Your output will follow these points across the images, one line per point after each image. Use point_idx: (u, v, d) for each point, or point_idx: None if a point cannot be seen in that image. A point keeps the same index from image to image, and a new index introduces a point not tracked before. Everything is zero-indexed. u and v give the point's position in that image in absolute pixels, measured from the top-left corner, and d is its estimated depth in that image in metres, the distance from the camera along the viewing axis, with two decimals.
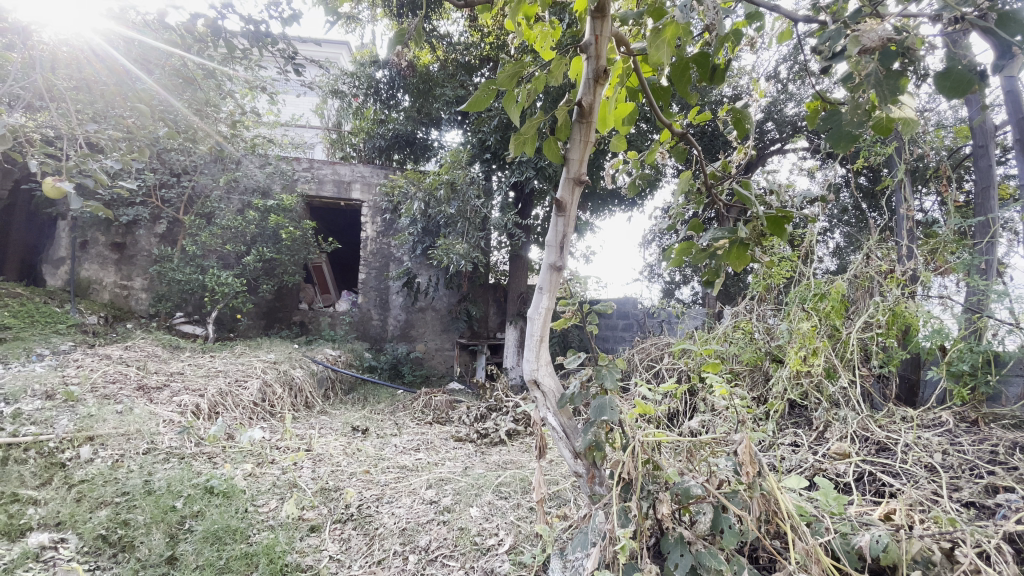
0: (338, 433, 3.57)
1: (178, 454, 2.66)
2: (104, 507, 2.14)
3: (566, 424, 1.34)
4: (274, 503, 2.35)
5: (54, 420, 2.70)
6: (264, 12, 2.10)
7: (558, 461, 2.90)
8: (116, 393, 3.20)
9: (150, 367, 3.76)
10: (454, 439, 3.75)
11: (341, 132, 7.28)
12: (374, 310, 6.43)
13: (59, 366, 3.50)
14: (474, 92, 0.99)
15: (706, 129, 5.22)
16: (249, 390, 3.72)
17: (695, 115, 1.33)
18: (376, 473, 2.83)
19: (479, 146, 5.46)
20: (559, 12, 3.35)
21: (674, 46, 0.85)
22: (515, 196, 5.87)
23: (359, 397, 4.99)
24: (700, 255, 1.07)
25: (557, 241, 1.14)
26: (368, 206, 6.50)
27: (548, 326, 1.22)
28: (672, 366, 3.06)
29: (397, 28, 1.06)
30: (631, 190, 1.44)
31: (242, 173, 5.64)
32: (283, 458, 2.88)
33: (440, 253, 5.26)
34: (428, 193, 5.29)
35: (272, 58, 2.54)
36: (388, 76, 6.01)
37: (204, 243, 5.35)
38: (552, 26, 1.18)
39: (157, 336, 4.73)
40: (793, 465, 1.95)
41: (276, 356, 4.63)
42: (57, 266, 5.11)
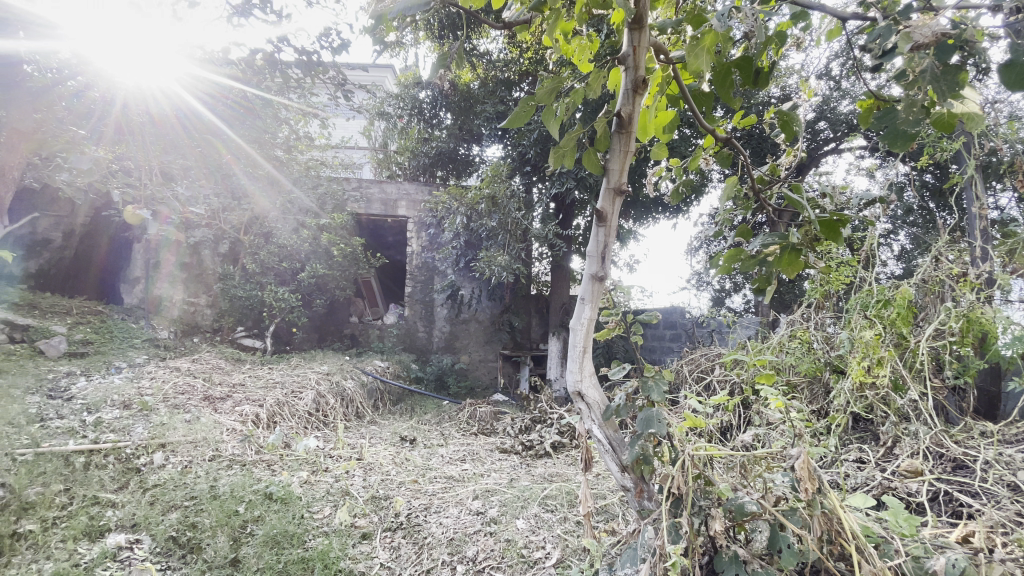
0: (386, 443, 3.66)
1: (240, 462, 2.80)
2: (174, 510, 2.28)
3: (613, 437, 1.30)
4: (328, 510, 2.43)
5: (130, 428, 2.92)
6: (316, 42, 2.23)
7: (606, 475, 2.86)
8: (185, 403, 3.41)
9: (214, 379, 3.99)
10: (499, 451, 3.76)
11: (387, 152, 7.58)
12: (420, 323, 6.58)
13: (134, 377, 3.79)
14: (514, 108, 1.00)
15: (753, 133, 5.09)
16: (304, 401, 3.87)
17: (740, 120, 1.30)
18: (424, 483, 2.87)
19: (520, 159, 5.54)
20: (599, 22, 3.37)
21: (713, 54, 0.85)
22: (555, 207, 5.87)
23: (407, 408, 5.09)
24: (750, 262, 1.03)
25: (598, 251, 1.13)
26: (413, 222, 6.68)
27: (591, 337, 1.20)
28: (724, 379, 2.95)
29: (441, 52, 1.12)
30: (675, 198, 1.41)
31: (297, 194, 5.96)
32: (336, 466, 2.98)
33: (482, 266, 5.33)
34: (469, 208, 5.41)
35: (324, 85, 2.66)
36: (431, 95, 6.22)
37: (262, 261, 5.66)
38: (590, 39, 1.19)
39: (221, 350, 5.03)
40: (858, 483, 1.82)
41: (329, 367, 4.81)
42: (134, 285, 5.56)
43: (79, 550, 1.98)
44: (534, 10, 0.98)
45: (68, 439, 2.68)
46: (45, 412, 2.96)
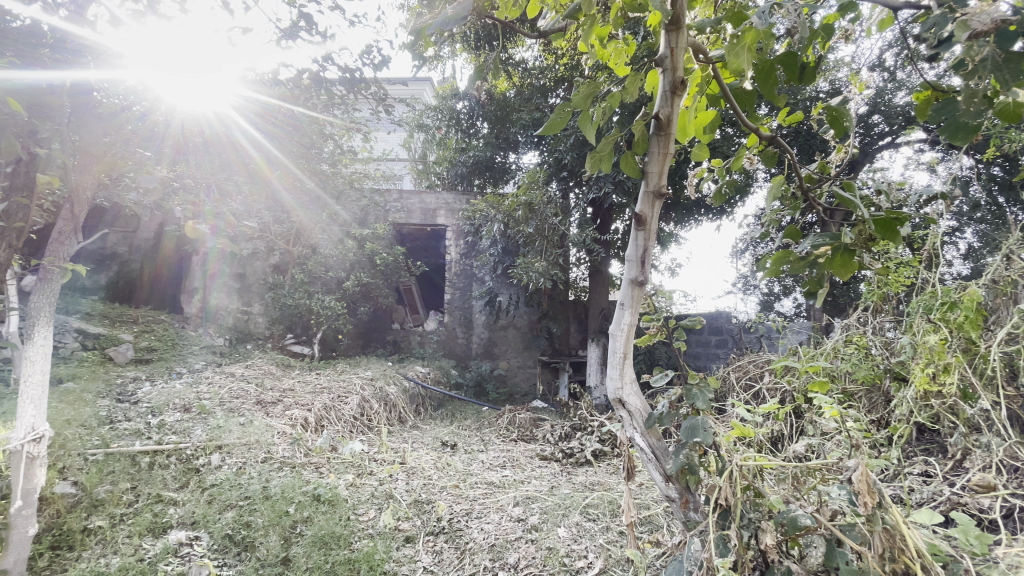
0: (428, 447, 3.72)
1: (290, 463, 2.91)
2: (230, 509, 2.39)
3: (655, 445, 1.27)
4: (373, 513, 2.48)
5: (190, 430, 3.09)
6: (358, 60, 2.31)
7: (649, 485, 2.80)
8: (239, 407, 3.58)
9: (266, 384, 4.17)
10: (539, 458, 3.75)
11: (426, 163, 7.75)
12: (459, 329, 6.67)
13: (193, 382, 4.01)
14: (550, 114, 1.00)
15: (800, 130, 4.89)
16: (349, 405, 3.98)
17: (786, 117, 1.25)
18: (465, 488, 2.90)
19: (556, 165, 5.53)
20: (635, 25, 3.35)
21: (755, 52, 0.83)
22: (593, 212, 5.82)
23: (447, 413, 5.15)
24: (798, 264, 0.99)
25: (638, 255, 1.11)
26: (451, 230, 6.79)
27: (631, 343, 1.17)
28: (773, 386, 2.83)
29: (477, 64, 1.15)
30: (717, 199, 1.37)
31: (341, 206, 6.17)
32: (380, 469, 3.05)
33: (520, 272, 5.35)
34: (506, 215, 5.45)
35: (365, 100, 2.73)
36: (468, 106, 6.33)
37: (310, 271, 5.89)
38: (626, 42, 1.19)
39: (272, 356, 5.25)
40: (923, 498, 1.70)
41: (372, 373, 4.94)
42: (191, 295, 5.83)
43: (144, 545, 2.13)
44: (569, 18, 0.98)
45: (135, 439, 2.88)
46: (115, 414, 3.18)
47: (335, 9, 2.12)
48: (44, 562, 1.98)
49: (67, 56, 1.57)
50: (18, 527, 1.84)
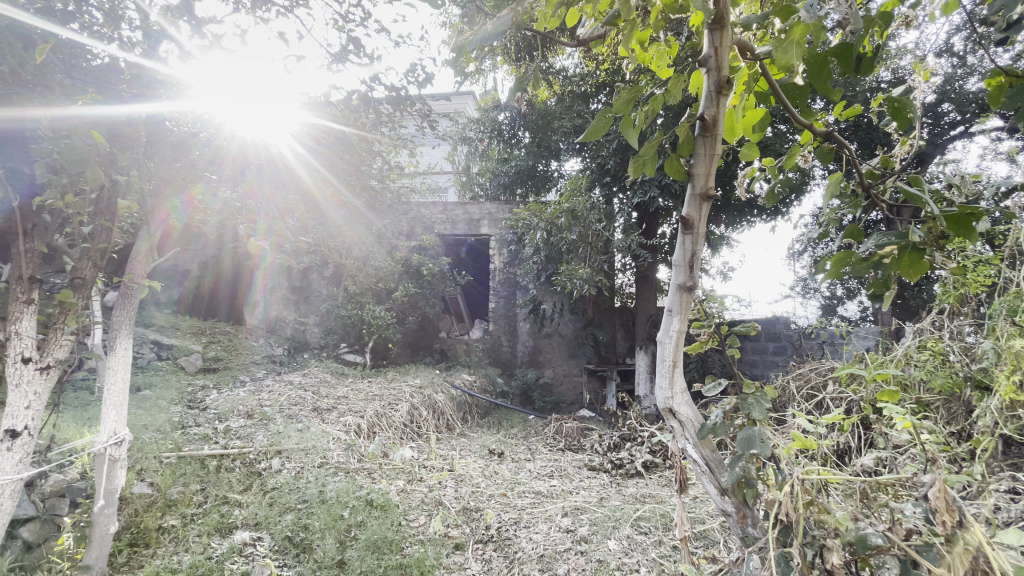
0: (476, 455, 3.75)
1: (344, 469, 3.00)
2: (290, 512, 2.50)
3: (710, 457, 1.20)
4: (423, 519, 2.52)
5: (253, 435, 3.26)
6: (404, 78, 2.39)
7: (704, 498, 2.70)
8: (297, 413, 3.74)
9: (322, 392, 4.34)
10: (588, 468, 3.70)
11: (470, 174, 7.87)
12: (504, 337, 6.72)
13: (256, 390, 4.24)
14: (590, 121, 1.00)
15: (860, 123, 4.62)
16: (399, 412, 4.07)
17: (843, 110, 1.19)
18: (513, 497, 2.90)
19: (599, 170, 5.48)
20: (677, 25, 3.29)
21: (804, 47, 0.80)
22: (638, 217, 5.71)
23: (494, 421, 5.18)
24: (860, 266, 0.94)
25: (686, 260, 1.07)
26: (495, 239, 6.84)
27: (681, 350, 1.13)
28: (838, 395, 2.66)
29: (518, 76, 1.17)
30: (770, 200, 1.32)
31: (389, 219, 6.37)
32: (429, 476, 3.10)
33: (564, 279, 5.33)
34: (549, 222, 5.49)
35: (411, 117, 2.80)
36: (509, 117, 6.41)
37: (361, 282, 6.10)
38: (668, 44, 1.18)
39: (327, 365, 5.47)
40: (1011, 518, 1.55)
41: (421, 381, 5.04)
42: (253, 307, 6.25)
43: (212, 544, 2.26)
44: (608, 24, 0.98)
45: (203, 444, 3.07)
46: (187, 420, 3.41)
47: (381, 31, 2.22)
48: (123, 558, 2.14)
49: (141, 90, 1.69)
50: (100, 524, 2.00)
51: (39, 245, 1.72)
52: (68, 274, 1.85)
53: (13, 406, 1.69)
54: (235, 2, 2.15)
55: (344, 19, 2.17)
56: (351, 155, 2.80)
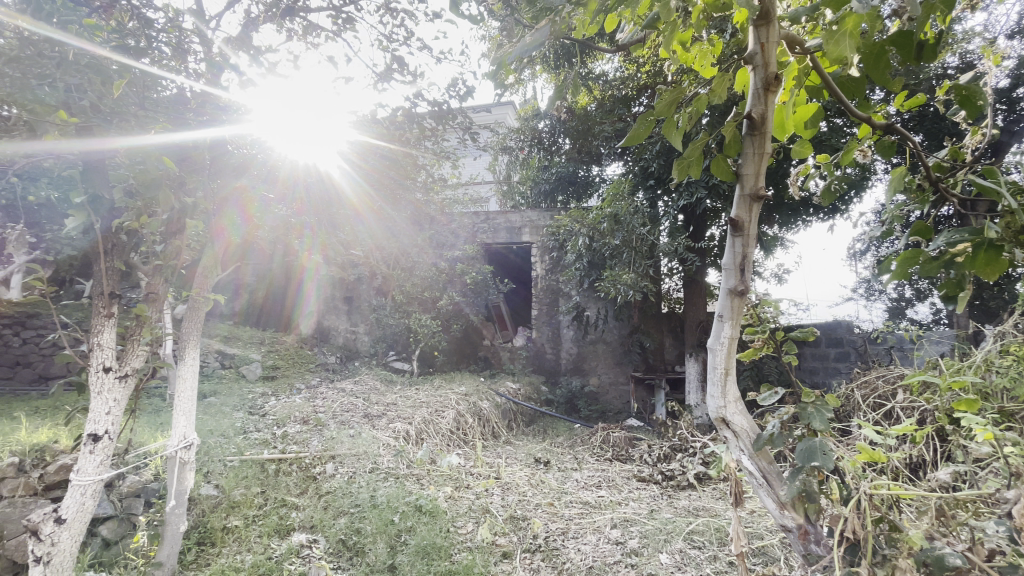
0: (522, 463, 3.74)
1: (394, 474, 3.07)
2: (343, 515, 2.58)
3: (767, 469, 1.13)
4: (471, 526, 2.53)
5: (309, 441, 3.40)
6: (445, 93, 2.45)
7: (761, 513, 2.58)
8: (349, 420, 3.86)
9: (372, 399, 4.47)
10: (637, 479, 3.61)
11: (511, 183, 7.91)
12: (548, 345, 6.68)
13: (311, 397, 4.42)
14: (632, 125, 0.99)
15: (924, 113, 4.32)
16: (446, 419, 4.13)
17: (905, 101, 1.12)
18: (560, 507, 2.87)
19: (642, 173, 5.38)
20: (720, 23, 3.19)
21: (859, 38, 0.76)
22: (684, 220, 5.56)
23: (540, 430, 5.15)
24: (929, 266, 0.88)
25: (736, 263, 1.02)
26: (537, 247, 6.82)
27: (734, 357, 1.08)
28: (908, 404, 2.47)
29: (557, 85, 1.17)
30: (826, 198, 1.26)
31: (433, 230, 6.50)
32: (476, 483, 3.12)
33: (608, 285, 5.25)
34: (591, 227, 5.54)
35: (453, 131, 2.86)
36: (549, 125, 6.51)
37: (408, 291, 6.26)
38: (712, 43, 1.15)
39: (376, 372, 5.64)
40: None
41: (466, 388, 5.09)
42: (308, 317, 6.69)
43: (272, 545, 2.36)
44: (648, 27, 0.97)
45: (263, 449, 3.23)
46: (248, 426, 3.60)
47: (423, 49, 2.29)
48: (192, 556, 2.28)
49: (207, 116, 1.81)
50: (172, 523, 2.13)
51: (118, 263, 1.87)
52: (143, 290, 2.01)
53: (96, 412, 1.84)
54: (287, 30, 2.28)
55: (389, 39, 2.26)
56: (398, 170, 2.85)
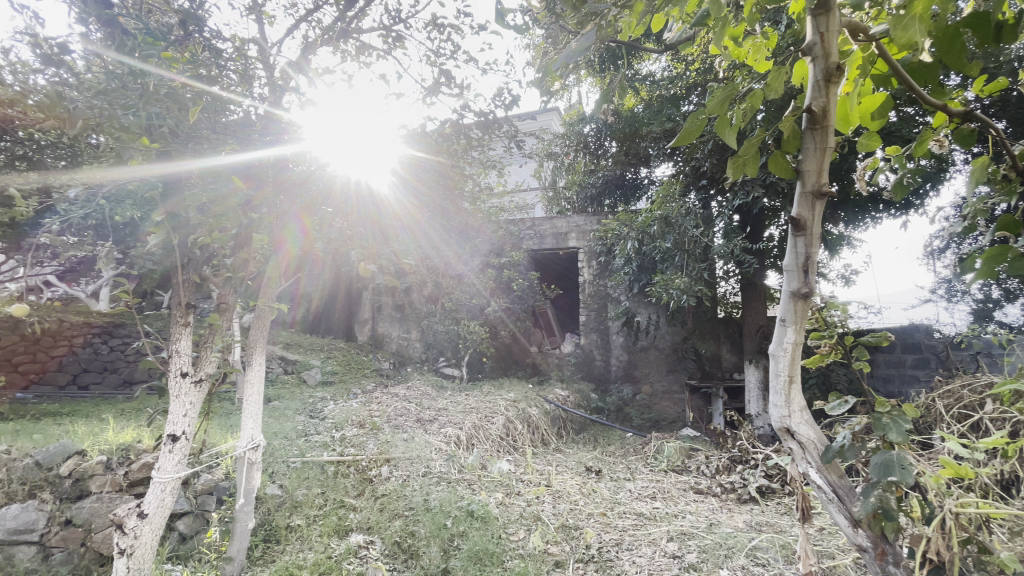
0: (573, 472, 3.69)
1: (446, 478, 3.12)
2: (398, 518, 2.65)
3: (837, 483, 1.05)
4: (522, 534, 2.53)
5: (365, 443, 3.52)
6: (491, 103, 2.49)
7: (831, 531, 2.42)
8: (403, 424, 3.96)
9: (424, 404, 4.56)
10: (694, 491, 3.47)
11: (557, 189, 7.87)
12: (597, 351, 6.58)
13: (366, 401, 4.58)
14: (682, 125, 0.97)
15: (1010, 97, 3.94)
16: (496, 425, 4.15)
17: (987, 85, 1.03)
18: (613, 517, 2.81)
19: (694, 173, 5.25)
20: (775, 14, 3.06)
21: (931, 20, 0.71)
22: (740, 220, 5.34)
23: (590, 437, 5.08)
24: (1021, 263, 0.80)
25: (798, 264, 0.97)
26: (584, 252, 6.75)
27: (798, 364, 1.02)
28: (1000, 416, 2.25)
29: (605, 88, 1.17)
30: (897, 193, 1.18)
31: (480, 239, 6.54)
32: (527, 490, 3.11)
33: (659, 290, 5.10)
34: (641, 231, 5.35)
35: (499, 139, 2.88)
36: (595, 128, 6.41)
37: (457, 298, 6.36)
38: (766, 36, 1.11)
39: (427, 378, 5.76)
40: None
41: (515, 395, 5.09)
42: (364, 324, 7.04)
43: (332, 544, 2.45)
44: (697, 24, 0.95)
45: (323, 451, 3.37)
46: (309, 428, 3.77)
47: (469, 61, 2.34)
48: (258, 553, 2.41)
49: (271, 136, 1.92)
50: (241, 520, 2.26)
51: (192, 275, 2.03)
52: (215, 301, 2.16)
53: (174, 414, 1.98)
54: (342, 52, 2.39)
55: (436, 54, 2.32)
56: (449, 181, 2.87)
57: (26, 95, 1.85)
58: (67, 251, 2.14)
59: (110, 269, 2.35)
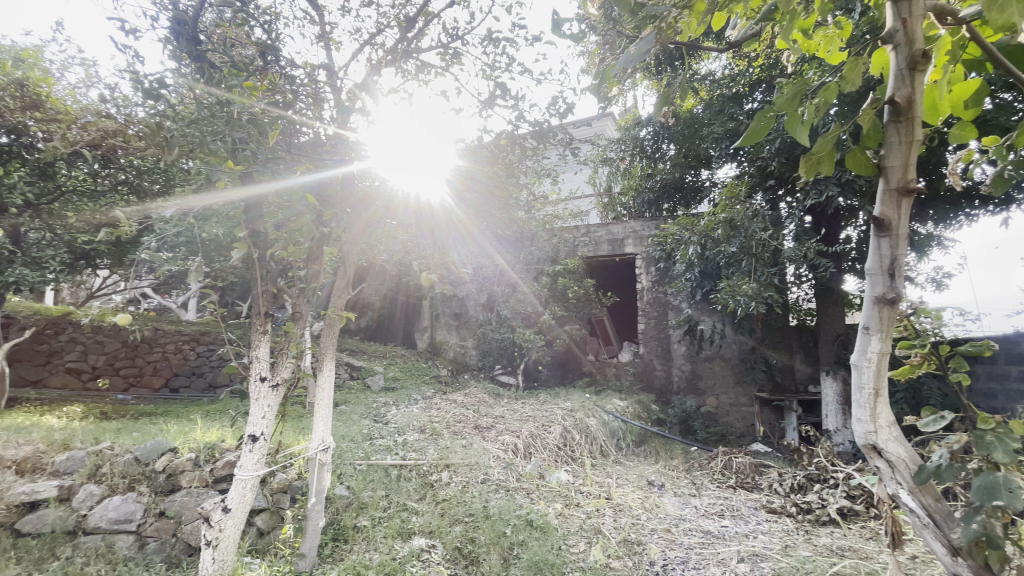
0: (634, 485, 3.59)
1: (505, 486, 3.14)
2: (459, 523, 2.69)
3: (933, 507, 0.95)
4: (583, 546, 2.49)
5: (426, 448, 3.61)
6: (546, 112, 2.50)
7: (927, 560, 2.19)
8: (461, 430, 4.02)
9: (481, 411, 4.62)
10: (766, 510, 3.27)
11: (612, 195, 7.60)
12: (657, 361, 6.37)
13: (427, 407, 4.70)
14: (749, 124, 0.93)
15: None
16: (553, 434, 4.12)
17: None
18: (678, 534, 2.70)
19: (760, 173, 5.00)
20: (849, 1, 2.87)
21: None
22: (813, 221, 5.01)
23: (652, 450, 4.92)
24: None
25: (883, 268, 0.90)
26: (642, 258, 6.58)
27: (885, 376, 0.93)
28: None
29: (664, 91, 1.15)
30: (997, 187, 1.07)
31: (535, 247, 6.53)
32: (587, 502, 3.06)
33: (724, 297, 4.87)
34: (704, 235, 5.12)
35: (554, 148, 2.89)
36: (652, 132, 6.26)
37: (512, 307, 6.40)
38: (839, 26, 1.05)
39: (484, 385, 5.82)
40: None
41: (572, 404, 5.03)
42: (422, 331, 7.31)
43: (397, 546, 2.53)
44: (764, 20, 0.91)
45: (387, 454, 3.50)
46: (374, 432, 3.92)
47: (524, 73, 2.38)
48: (329, 551, 2.53)
49: (340, 155, 2.02)
50: (312, 519, 2.38)
51: (270, 286, 2.18)
52: (290, 310, 2.31)
53: (255, 415, 2.13)
54: (404, 72, 2.50)
55: (492, 68, 2.37)
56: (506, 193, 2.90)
57: (130, 128, 2.09)
58: (164, 265, 2.38)
59: (199, 282, 2.57)
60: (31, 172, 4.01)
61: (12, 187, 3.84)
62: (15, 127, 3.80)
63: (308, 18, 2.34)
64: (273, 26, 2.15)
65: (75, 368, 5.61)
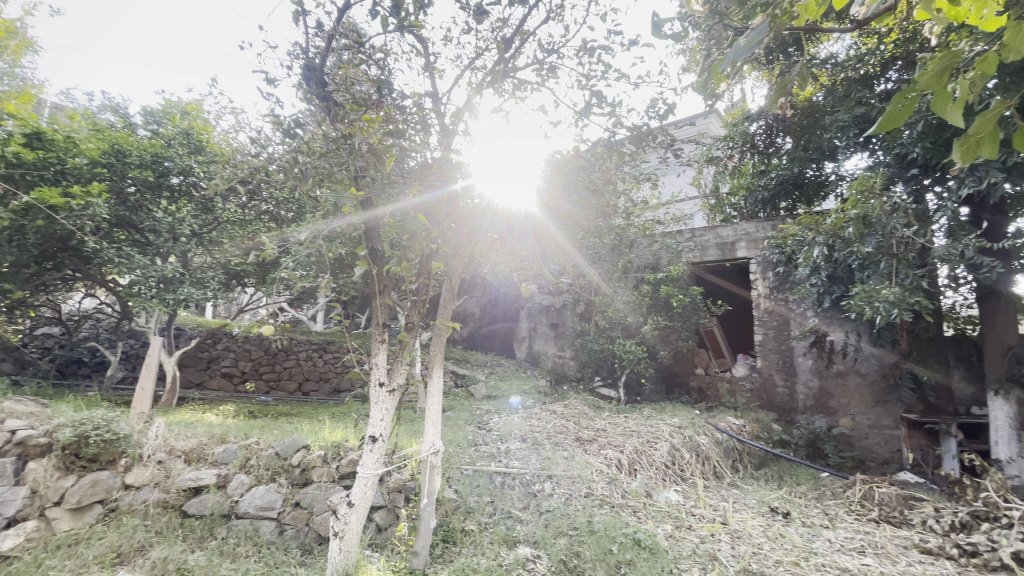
0: (753, 511, 3.29)
1: (609, 502, 3.06)
2: (563, 536, 2.67)
3: None
4: (697, 572, 2.34)
5: (528, 457, 3.65)
6: (645, 115, 2.44)
7: None
8: (563, 442, 4.00)
9: (582, 423, 4.55)
10: (918, 549, 2.81)
11: (719, 195, 7.05)
12: (777, 376, 5.76)
13: (528, 417, 4.76)
14: (884, 109, 0.83)
15: None
16: (659, 451, 3.94)
17: None
18: (808, 569, 2.42)
19: (899, 162, 4.39)
20: None
21: None
22: (971, 213, 4.28)
23: (773, 474, 4.48)
24: None
25: None
26: (756, 262, 6.07)
27: None
28: None
29: (779, 82, 1.06)
30: None
31: (635, 255, 6.33)
32: (699, 525, 2.87)
33: (856, 304, 4.33)
34: (831, 235, 4.59)
35: (653, 151, 2.80)
36: (764, 125, 5.75)
37: (611, 317, 6.25)
38: None
39: (584, 397, 5.74)
40: None
41: (679, 421, 4.74)
42: (522, 342, 7.48)
43: (503, 553, 2.58)
44: None
45: (491, 461, 3.58)
46: (478, 439, 4.06)
47: (620, 79, 2.35)
48: (440, 551, 2.66)
49: (444, 176, 2.11)
50: (425, 519, 2.51)
51: (386, 298, 2.35)
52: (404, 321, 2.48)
53: (374, 417, 2.32)
54: (502, 91, 2.60)
55: (588, 78, 2.37)
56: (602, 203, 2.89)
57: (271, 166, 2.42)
58: (298, 283, 2.70)
59: (326, 297, 2.87)
60: (196, 208, 4.88)
61: (181, 221, 4.70)
62: (184, 169, 4.71)
63: (415, 51, 2.54)
64: (386, 63, 2.37)
65: (229, 372, 6.53)
